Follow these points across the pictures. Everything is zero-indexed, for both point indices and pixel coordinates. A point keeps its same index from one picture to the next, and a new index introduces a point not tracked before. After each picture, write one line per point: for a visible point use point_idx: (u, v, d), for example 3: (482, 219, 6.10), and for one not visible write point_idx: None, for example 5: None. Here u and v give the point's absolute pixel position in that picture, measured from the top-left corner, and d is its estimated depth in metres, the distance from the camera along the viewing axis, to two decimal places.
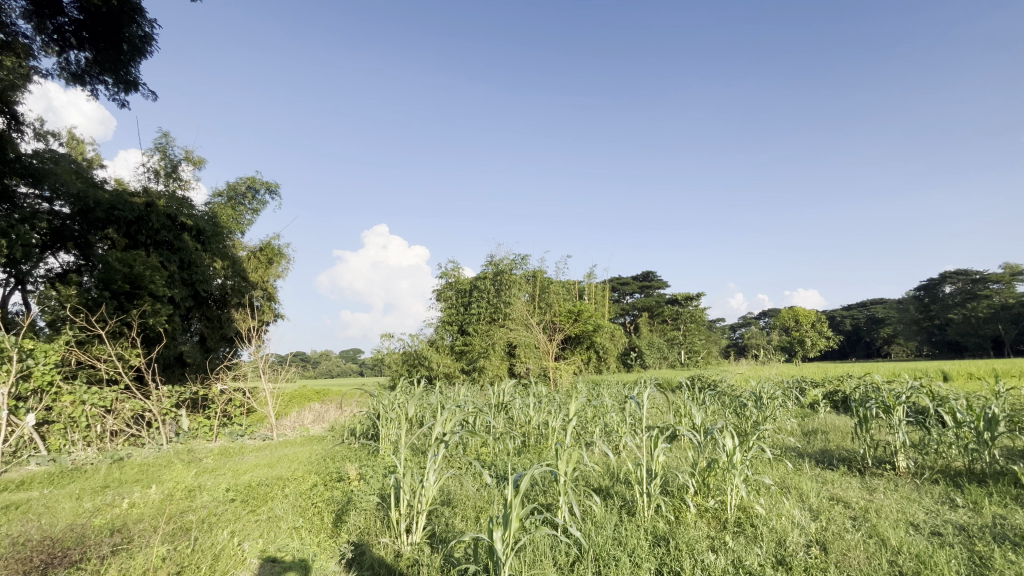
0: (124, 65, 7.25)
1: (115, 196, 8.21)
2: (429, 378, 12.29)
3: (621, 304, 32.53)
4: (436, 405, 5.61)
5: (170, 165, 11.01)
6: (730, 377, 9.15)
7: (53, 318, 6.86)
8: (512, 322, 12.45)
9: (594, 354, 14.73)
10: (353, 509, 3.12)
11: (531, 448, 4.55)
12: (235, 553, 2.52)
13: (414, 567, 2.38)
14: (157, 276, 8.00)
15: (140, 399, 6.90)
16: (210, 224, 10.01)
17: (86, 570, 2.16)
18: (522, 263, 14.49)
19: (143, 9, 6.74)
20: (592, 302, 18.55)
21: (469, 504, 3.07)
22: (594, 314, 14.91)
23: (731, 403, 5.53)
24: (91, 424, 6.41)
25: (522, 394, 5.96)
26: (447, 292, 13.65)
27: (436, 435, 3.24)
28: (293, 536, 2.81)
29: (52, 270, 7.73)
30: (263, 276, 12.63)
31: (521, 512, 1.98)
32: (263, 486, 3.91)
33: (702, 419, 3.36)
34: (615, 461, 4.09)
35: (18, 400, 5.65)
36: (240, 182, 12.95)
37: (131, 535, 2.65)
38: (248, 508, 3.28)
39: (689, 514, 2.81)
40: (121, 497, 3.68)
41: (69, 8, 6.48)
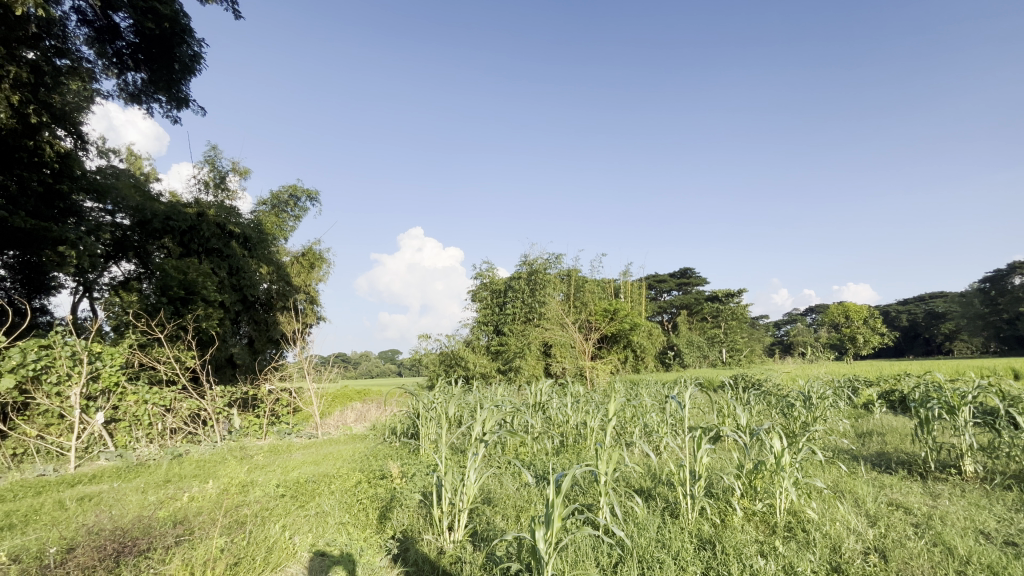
0: (176, 84, 7.73)
1: (169, 207, 8.76)
2: (466, 378, 12.40)
3: (658, 302, 31.92)
4: (474, 405, 5.69)
5: (219, 176, 11.59)
6: (776, 376, 8.82)
7: (117, 322, 7.34)
8: (547, 322, 12.44)
9: (631, 353, 14.51)
10: (397, 507, 3.20)
11: (569, 447, 4.53)
12: (286, 546, 2.63)
13: (457, 564, 2.41)
14: (209, 282, 8.47)
15: (196, 398, 7.30)
16: (256, 231, 10.48)
17: (154, 559, 2.32)
18: (556, 262, 14.44)
19: (192, 30, 7.18)
20: (628, 300, 18.29)
21: (509, 503, 3.09)
22: (630, 312, 14.70)
23: (777, 403, 5.32)
24: (153, 422, 6.81)
25: (559, 394, 5.94)
26: (482, 293, 13.78)
27: (475, 435, 3.27)
28: (341, 531, 2.91)
29: (115, 278, 8.29)
30: (305, 280, 13.14)
31: (563, 512, 1.96)
32: (310, 483, 4.05)
33: (746, 419, 3.26)
34: (657, 462, 4.02)
35: (89, 400, 6.08)
36: (283, 191, 13.49)
37: (192, 527, 2.81)
38: (297, 504, 3.41)
39: (735, 516, 2.72)
40: (182, 491, 3.91)
41: (126, 32, 6.90)
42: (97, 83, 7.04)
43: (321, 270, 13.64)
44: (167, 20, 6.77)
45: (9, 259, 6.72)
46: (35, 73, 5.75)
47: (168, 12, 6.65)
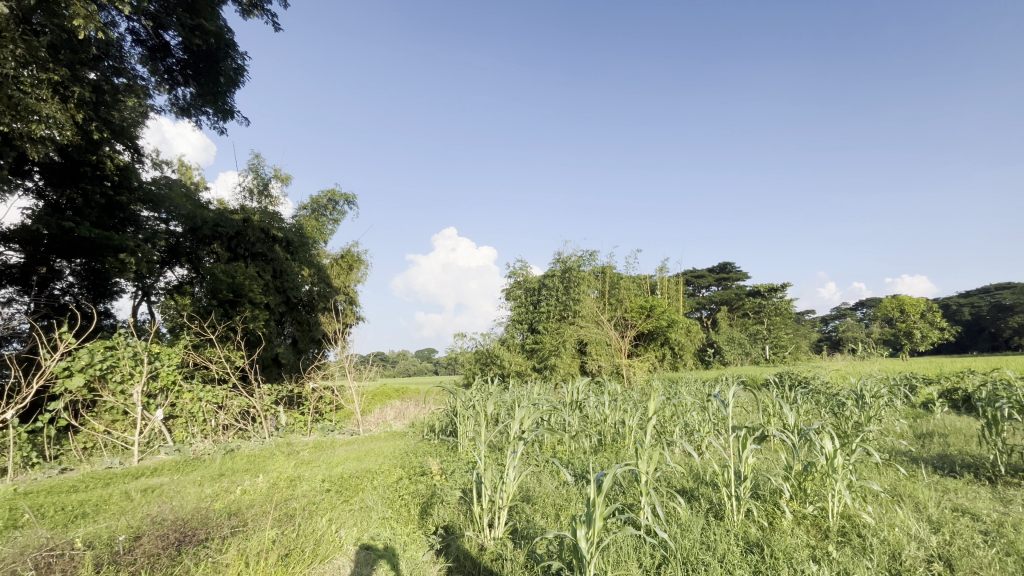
0: (221, 96, 8.12)
1: (218, 214, 9.22)
2: (502, 376, 12.47)
3: (696, 298, 31.13)
4: (511, 403, 5.72)
5: (262, 183, 12.09)
6: (825, 374, 8.44)
7: (173, 324, 7.79)
8: (582, 319, 12.36)
9: (669, 350, 14.21)
10: (438, 503, 3.25)
11: (607, 446, 4.49)
12: (333, 539, 2.72)
13: (498, 561, 2.43)
14: (255, 285, 8.87)
15: (245, 396, 7.64)
16: (297, 236, 10.87)
17: (212, 549, 2.45)
18: (590, 259, 14.30)
19: (235, 45, 7.54)
20: (664, 297, 17.94)
21: (548, 501, 3.09)
22: (667, 308, 14.39)
23: (826, 402, 5.10)
24: (207, 418, 7.18)
25: (597, 392, 5.90)
26: (516, 291, 13.83)
27: (514, 433, 3.28)
28: (384, 526, 2.99)
29: (170, 283, 8.79)
30: (345, 281, 13.55)
31: (605, 511, 1.93)
32: (353, 478, 4.18)
33: (794, 418, 3.13)
34: (699, 462, 3.92)
35: (150, 397, 6.48)
36: (322, 195, 13.94)
37: (246, 518, 2.95)
38: (342, 498, 3.53)
39: (784, 520, 2.62)
40: (235, 484, 4.11)
41: (176, 49, 7.29)
42: (151, 99, 7.46)
43: (360, 272, 14.03)
44: (213, 36, 7.10)
45: (77, 266, 7.24)
46: (96, 92, 6.14)
47: (213, 29, 6.97)
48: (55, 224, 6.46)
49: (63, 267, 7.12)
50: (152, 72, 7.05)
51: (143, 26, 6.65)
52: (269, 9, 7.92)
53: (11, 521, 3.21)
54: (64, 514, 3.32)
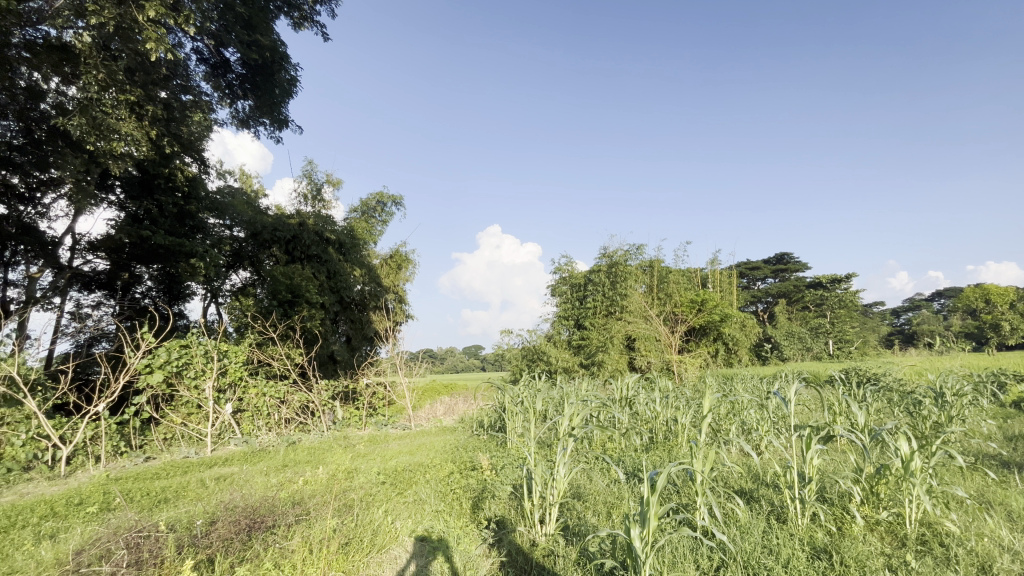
0: (277, 107, 8.52)
1: (276, 219, 9.74)
2: (549, 372, 12.48)
3: (750, 291, 29.80)
4: (559, 400, 5.71)
5: (315, 188, 12.66)
6: (897, 370, 7.86)
7: (239, 323, 8.31)
8: (629, 315, 12.14)
9: (723, 346, 13.70)
10: (489, 498, 3.29)
11: (660, 444, 4.38)
12: (389, 530, 2.82)
13: (550, 557, 2.43)
14: (311, 286, 9.30)
15: (305, 391, 8.03)
16: (349, 238, 11.30)
17: (279, 535, 2.61)
18: (637, 253, 13.98)
19: (288, 57, 7.93)
20: (716, 290, 17.27)
21: (599, 498, 3.06)
22: (720, 302, 13.85)
23: (900, 401, 4.74)
24: (271, 412, 7.60)
25: (647, 388, 5.78)
26: (562, 287, 13.78)
27: (563, 430, 3.27)
28: (438, 519, 3.06)
29: (235, 285, 9.39)
30: (394, 280, 13.98)
31: (660, 511, 1.88)
32: (406, 471, 4.31)
33: (865, 417, 2.93)
34: (759, 462, 3.75)
35: (220, 392, 6.95)
36: (371, 198, 14.42)
37: (308, 507, 3.11)
38: (397, 491, 3.65)
39: (855, 525, 2.47)
40: (298, 474, 4.35)
41: (235, 65, 7.79)
42: (214, 113, 7.95)
43: (408, 271, 14.43)
44: (268, 50, 7.50)
45: (154, 271, 7.90)
46: (167, 109, 6.57)
47: (268, 43, 7.34)
48: (135, 233, 7.04)
49: (143, 273, 7.81)
50: (215, 88, 7.52)
51: (205, 45, 7.11)
52: (318, 20, 8.24)
53: (105, 503, 3.54)
54: (149, 498, 3.64)
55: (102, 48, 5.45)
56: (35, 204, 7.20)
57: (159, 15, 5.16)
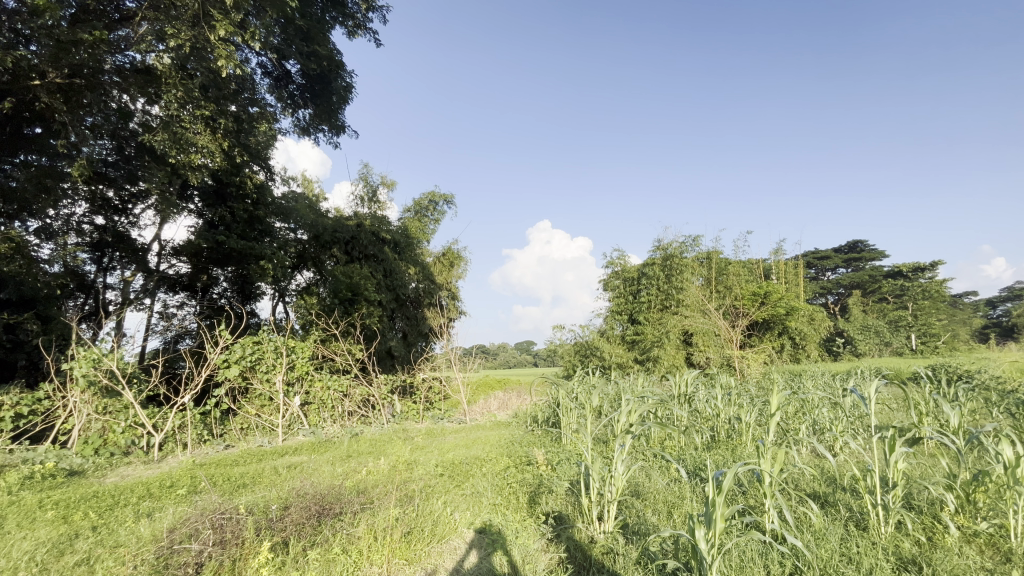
0: (334, 113, 8.91)
1: (336, 221, 10.21)
2: (602, 368, 12.36)
3: (819, 282, 27.96)
4: (615, 396, 5.63)
5: (371, 190, 13.16)
6: (994, 367, 7.12)
7: (305, 321, 8.80)
8: (686, 309, 11.75)
9: (789, 341, 12.98)
10: (546, 493, 3.29)
11: (722, 443, 4.20)
12: (449, 522, 2.90)
13: (609, 555, 2.39)
14: (369, 285, 9.68)
15: (366, 385, 8.37)
16: (403, 237, 11.64)
17: (346, 522, 2.75)
18: (693, 245, 13.47)
19: (344, 65, 8.27)
20: (781, 283, 16.33)
21: (659, 498, 2.99)
22: (786, 294, 13.08)
23: (1000, 400, 4.28)
24: (335, 405, 7.99)
25: (707, 385, 5.57)
26: (615, 281, 13.54)
27: (620, 426, 3.21)
28: (495, 512, 3.10)
29: (300, 285, 9.93)
30: (447, 278, 14.32)
31: (726, 512, 1.80)
32: (464, 464, 4.40)
33: (959, 418, 2.66)
34: (833, 464, 3.52)
35: (289, 385, 7.38)
36: (423, 198, 14.81)
37: (372, 496, 3.25)
38: (454, 483, 3.74)
39: (949, 536, 2.25)
40: (362, 464, 4.56)
41: (296, 76, 8.23)
42: (279, 123, 8.42)
43: (460, 268, 14.72)
44: (325, 59, 7.85)
45: (228, 274, 8.51)
46: (236, 122, 7.00)
47: (325, 53, 7.68)
48: (211, 239, 7.61)
49: (219, 275, 8.44)
50: (278, 99, 7.96)
51: (269, 59, 7.53)
52: (371, 27, 8.52)
53: (193, 486, 3.87)
54: (231, 483, 3.95)
55: (180, 68, 5.88)
56: (128, 215, 7.94)
57: (228, 33, 5.51)
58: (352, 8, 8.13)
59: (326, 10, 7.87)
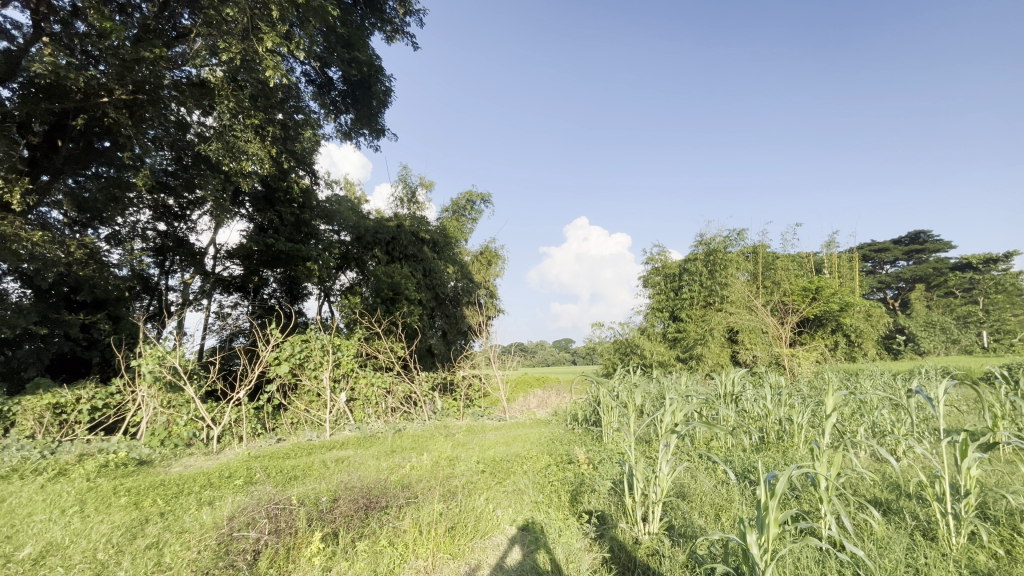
0: (375, 117, 9.13)
1: (377, 223, 10.47)
2: (643, 367, 12.16)
3: (876, 276, 26.37)
4: (657, 395, 5.52)
5: (409, 192, 13.43)
6: None
7: (349, 319, 9.09)
8: (731, 306, 11.38)
9: (843, 338, 12.34)
10: (589, 492, 3.26)
11: (772, 445, 4.05)
12: (491, 518, 2.93)
13: (655, 557, 2.35)
14: (409, 284, 9.87)
15: (408, 382, 8.55)
16: (442, 237, 11.82)
17: (391, 514, 2.83)
18: (738, 239, 13.00)
19: (383, 69, 8.47)
20: (834, 277, 15.54)
21: (706, 500, 2.90)
22: (839, 289, 12.45)
23: None
24: (379, 401, 8.21)
25: (755, 384, 5.37)
26: (655, 278, 13.27)
27: (665, 425, 3.14)
28: (537, 510, 3.10)
29: (343, 285, 10.25)
30: (485, 276, 14.46)
31: (780, 517, 1.72)
32: (505, 461, 4.43)
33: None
34: (895, 469, 3.32)
35: (335, 382, 7.64)
36: (461, 198, 14.99)
37: (417, 491, 3.33)
38: (496, 480, 3.77)
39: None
40: (406, 460, 4.68)
41: (338, 83, 8.49)
42: (322, 128, 8.72)
43: (497, 267, 14.84)
44: (366, 64, 8.08)
45: (278, 275, 8.90)
46: (283, 129, 7.28)
47: (365, 58, 7.89)
48: (261, 241, 7.98)
49: (269, 276, 8.84)
50: (321, 105, 8.24)
51: (312, 67, 7.82)
52: (408, 31, 8.67)
53: (249, 477, 4.09)
54: (283, 474, 4.14)
55: (231, 80, 6.18)
56: (186, 221, 8.45)
57: (275, 44, 5.74)
58: (390, 14, 8.30)
59: (365, 17, 8.08)
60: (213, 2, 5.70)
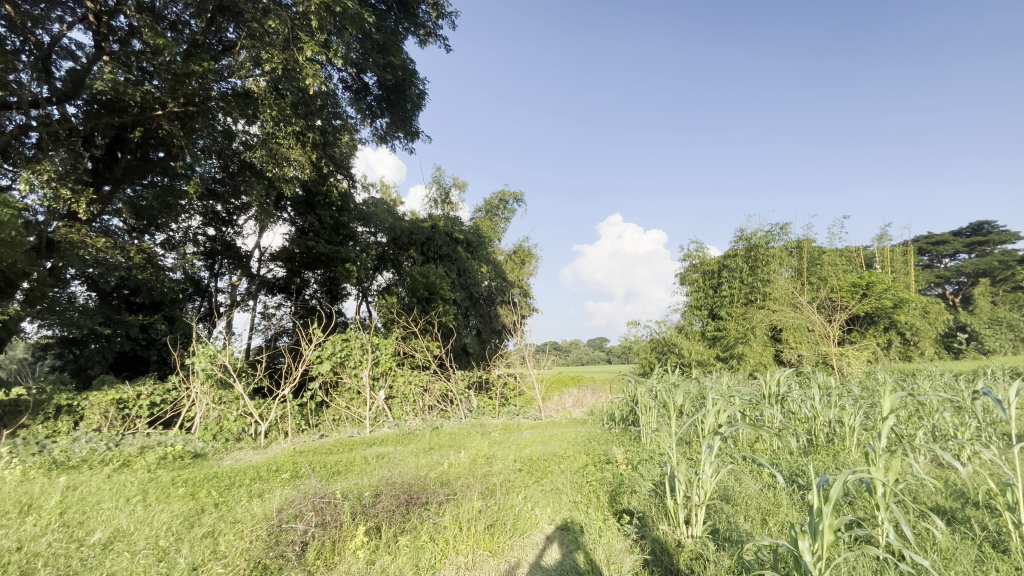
0: (409, 121, 9.29)
1: (412, 224, 10.65)
2: (681, 366, 11.89)
3: (934, 270, 24.82)
4: (697, 395, 5.39)
5: (443, 193, 13.61)
6: None
7: (387, 319, 9.29)
8: (774, 303, 10.99)
9: (897, 336, 11.69)
10: (628, 493, 3.21)
11: (821, 447, 3.88)
12: (529, 516, 2.94)
13: (699, 561, 2.29)
14: (444, 284, 10.00)
15: (445, 381, 8.67)
16: (476, 236, 11.92)
17: (432, 510, 2.88)
18: (780, 233, 12.53)
19: (416, 73, 8.61)
20: (887, 271, 14.75)
21: (751, 503, 2.82)
22: (892, 284, 11.80)
23: None
24: (417, 399, 8.36)
25: (801, 384, 5.17)
26: (693, 275, 12.95)
27: (707, 426, 3.06)
28: (576, 510, 3.09)
29: (380, 285, 10.48)
30: (518, 275, 14.51)
31: (835, 523, 1.64)
32: (542, 460, 4.43)
33: None
34: (958, 476, 3.12)
35: (374, 380, 7.83)
36: (494, 198, 15.07)
37: (456, 488, 3.37)
38: (534, 478, 3.78)
39: None
40: (444, 457, 4.75)
41: (373, 88, 8.70)
42: (359, 133, 8.95)
43: (531, 266, 14.84)
44: (400, 69, 8.23)
45: (318, 276, 9.18)
46: (323, 135, 7.52)
47: (399, 63, 8.05)
48: (303, 244, 8.27)
49: (310, 278, 9.14)
50: (357, 110, 8.47)
51: (349, 73, 8.02)
52: (441, 34, 8.79)
53: (295, 471, 4.25)
54: (328, 470, 4.28)
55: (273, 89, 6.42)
56: (233, 225, 8.86)
57: (314, 52, 5.94)
58: (423, 18, 8.42)
59: (399, 22, 8.24)
60: (256, 15, 5.94)
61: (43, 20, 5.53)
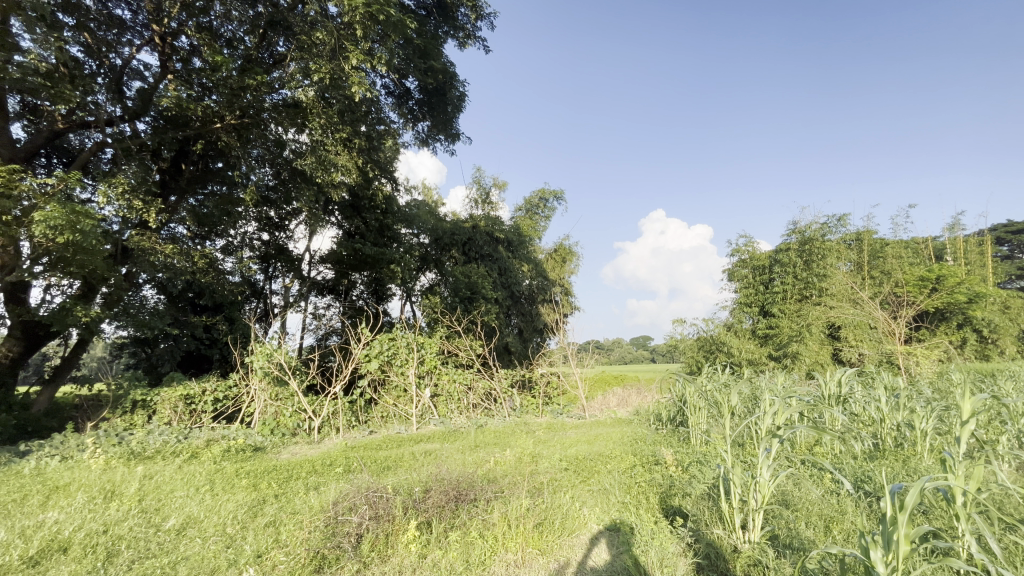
0: (450, 123, 9.44)
1: (453, 225, 10.82)
2: (731, 365, 11.45)
3: (1015, 261, 22.79)
4: (750, 395, 5.18)
5: (483, 193, 13.72)
6: None
7: (431, 318, 9.48)
8: (831, 299, 10.41)
9: (973, 334, 10.79)
10: (679, 496, 3.13)
11: (889, 452, 3.64)
12: (577, 516, 2.93)
13: (758, 567, 2.20)
14: (485, 283, 10.09)
15: (488, 379, 8.75)
16: (516, 235, 11.96)
17: (480, 507, 2.92)
18: (837, 225, 11.86)
19: (456, 76, 8.73)
20: (960, 264, 13.66)
21: (814, 510, 2.68)
22: (966, 278, 10.91)
23: None
24: (461, 397, 8.48)
25: (865, 385, 4.87)
26: (742, 270, 12.46)
27: (763, 428, 2.93)
28: (625, 511, 3.04)
29: (423, 285, 10.71)
30: (559, 274, 14.43)
31: (912, 533, 1.53)
32: (588, 460, 4.38)
33: None
34: None
35: (420, 378, 8.00)
36: (534, 197, 15.07)
37: (503, 485, 3.40)
38: (580, 478, 3.75)
39: None
40: (489, 455, 4.78)
41: (415, 92, 8.90)
42: (402, 137, 9.18)
43: (572, 264, 14.73)
44: (440, 72, 8.37)
45: (364, 277, 9.48)
46: (368, 141, 7.75)
47: (440, 66, 8.19)
48: (350, 247, 8.57)
49: (357, 279, 9.45)
50: (400, 115, 8.69)
51: (392, 80, 8.24)
52: (479, 36, 8.87)
53: (348, 466, 4.41)
54: (378, 465, 4.42)
55: (321, 98, 6.67)
56: (285, 230, 9.28)
57: (359, 61, 6.12)
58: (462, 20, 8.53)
59: (439, 26, 8.38)
60: (304, 28, 6.20)
61: (115, 44, 6.00)
